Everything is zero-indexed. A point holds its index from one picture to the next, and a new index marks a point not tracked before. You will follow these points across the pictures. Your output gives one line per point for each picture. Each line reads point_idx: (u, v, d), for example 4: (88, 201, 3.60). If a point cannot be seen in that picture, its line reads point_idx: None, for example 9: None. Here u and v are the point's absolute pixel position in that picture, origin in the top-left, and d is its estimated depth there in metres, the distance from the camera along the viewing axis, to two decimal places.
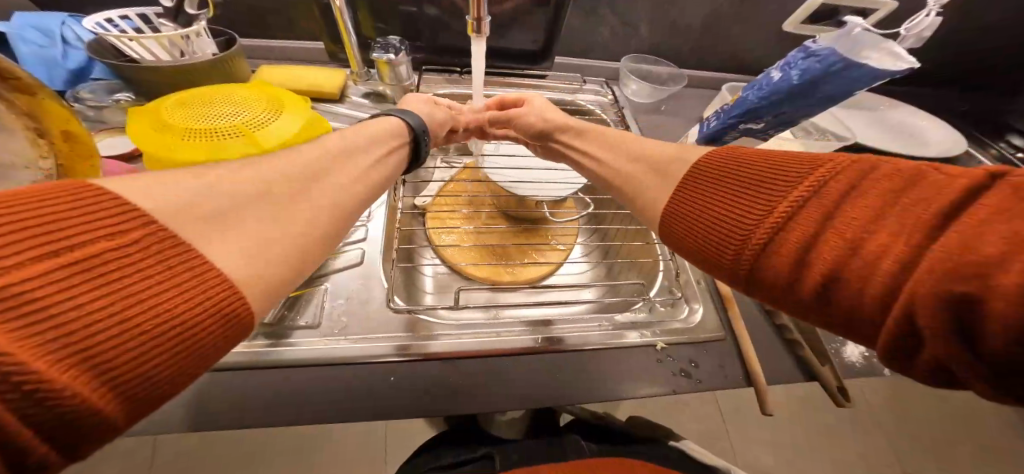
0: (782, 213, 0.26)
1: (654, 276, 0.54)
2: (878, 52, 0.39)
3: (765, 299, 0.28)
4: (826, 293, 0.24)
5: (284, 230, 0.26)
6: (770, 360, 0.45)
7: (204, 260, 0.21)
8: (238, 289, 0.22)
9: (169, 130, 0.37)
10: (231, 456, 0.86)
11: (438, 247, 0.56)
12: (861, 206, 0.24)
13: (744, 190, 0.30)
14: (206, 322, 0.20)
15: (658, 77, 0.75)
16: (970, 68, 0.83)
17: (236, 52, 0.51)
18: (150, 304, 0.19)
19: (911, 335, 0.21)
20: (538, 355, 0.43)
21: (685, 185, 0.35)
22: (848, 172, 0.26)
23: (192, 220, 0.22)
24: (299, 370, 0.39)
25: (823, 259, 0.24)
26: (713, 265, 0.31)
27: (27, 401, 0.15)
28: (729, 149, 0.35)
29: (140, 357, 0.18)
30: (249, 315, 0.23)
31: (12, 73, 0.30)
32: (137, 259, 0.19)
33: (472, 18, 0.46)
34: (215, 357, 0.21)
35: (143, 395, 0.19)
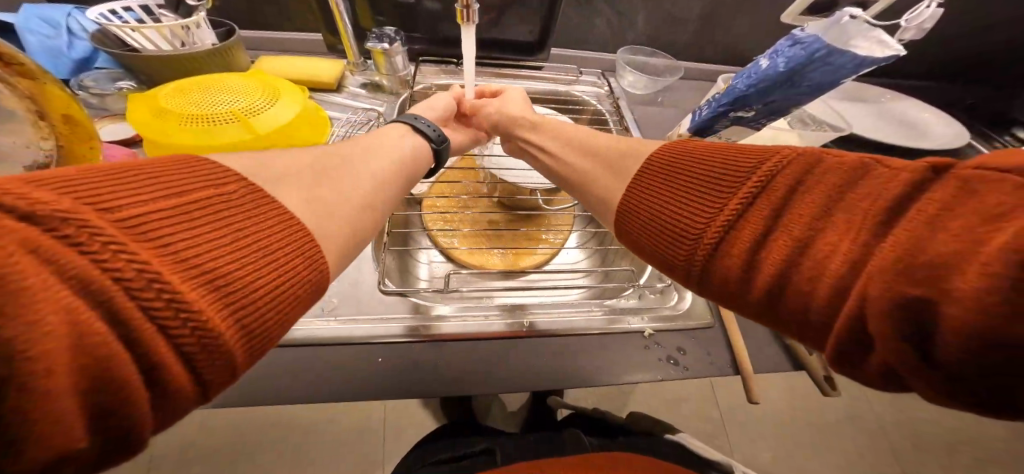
0: (731, 212, 0.27)
1: (643, 264, 0.54)
2: (867, 41, 0.39)
3: (717, 298, 0.29)
4: (774, 293, 0.25)
5: (298, 204, 0.28)
6: (757, 349, 0.45)
7: (282, 216, 0.26)
8: (313, 237, 0.27)
9: (167, 116, 0.38)
10: (236, 449, 0.88)
11: (433, 234, 0.57)
12: (805, 206, 0.25)
13: (694, 186, 0.31)
14: (296, 260, 0.25)
15: (656, 68, 0.75)
16: (973, 61, 0.81)
17: (235, 42, 0.52)
18: (254, 241, 0.23)
19: (863, 342, 0.21)
20: (515, 340, 0.43)
21: (638, 184, 0.35)
22: (791, 167, 0.26)
23: (252, 193, 0.25)
24: (288, 349, 0.40)
25: (771, 261, 0.25)
26: (668, 264, 0.31)
27: (172, 315, 0.17)
28: (682, 142, 0.36)
29: (249, 292, 0.21)
30: (325, 264, 0.27)
31: (15, 59, 0.32)
32: (241, 207, 0.24)
33: (461, 6, 0.47)
34: (296, 306, 0.25)
35: (249, 328, 0.21)
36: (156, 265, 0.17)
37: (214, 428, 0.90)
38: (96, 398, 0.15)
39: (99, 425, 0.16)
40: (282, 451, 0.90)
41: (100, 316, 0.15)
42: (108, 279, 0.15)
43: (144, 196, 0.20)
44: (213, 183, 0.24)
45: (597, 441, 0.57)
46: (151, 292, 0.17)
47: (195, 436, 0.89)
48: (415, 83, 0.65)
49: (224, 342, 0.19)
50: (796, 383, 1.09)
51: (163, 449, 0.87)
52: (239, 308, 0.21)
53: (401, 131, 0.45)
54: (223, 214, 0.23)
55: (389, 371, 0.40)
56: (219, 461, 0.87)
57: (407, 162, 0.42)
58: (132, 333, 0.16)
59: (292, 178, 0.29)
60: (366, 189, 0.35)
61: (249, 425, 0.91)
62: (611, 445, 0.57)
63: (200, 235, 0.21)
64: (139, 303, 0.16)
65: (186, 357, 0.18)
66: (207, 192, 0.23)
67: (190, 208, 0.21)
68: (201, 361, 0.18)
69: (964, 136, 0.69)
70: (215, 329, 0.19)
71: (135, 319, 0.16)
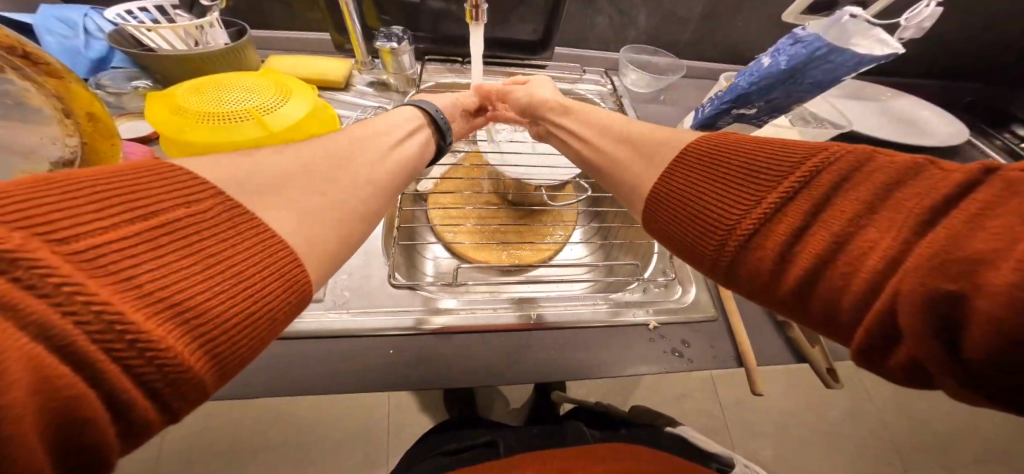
0: (769, 205, 0.25)
1: (648, 258, 0.55)
2: (866, 39, 0.40)
3: (744, 292, 0.27)
4: (804, 289, 0.23)
5: (280, 217, 0.26)
6: (760, 341, 0.46)
7: (263, 233, 0.24)
8: (297, 254, 0.25)
9: (185, 115, 0.39)
10: (242, 443, 0.90)
11: (439, 229, 0.58)
12: (851, 202, 0.22)
13: (732, 176, 0.28)
14: (274, 282, 0.24)
15: (658, 67, 0.75)
16: (970, 59, 0.82)
17: (246, 42, 0.52)
18: (227, 264, 0.22)
19: (889, 338, 0.20)
20: (531, 331, 0.45)
21: (673, 169, 0.33)
22: (841, 162, 0.24)
23: (234, 208, 0.24)
24: (304, 341, 0.41)
25: (806, 256, 0.23)
26: (694, 256, 0.30)
27: (133, 352, 0.16)
28: (722, 134, 0.33)
29: (222, 319, 0.20)
30: (308, 282, 0.26)
31: (41, 58, 0.33)
32: (213, 226, 0.22)
33: (469, 6, 0.48)
34: (277, 325, 0.24)
35: (222, 356, 0.21)
36: (117, 303, 0.16)
37: (222, 423, 0.92)
38: (63, 435, 0.15)
39: (65, 458, 0.16)
40: (288, 448, 0.91)
41: (64, 360, 0.15)
42: (69, 324, 0.15)
43: (103, 221, 0.18)
44: (183, 198, 0.22)
45: (600, 433, 0.59)
46: (113, 334, 0.16)
47: (202, 435, 0.90)
48: (421, 82, 0.66)
49: (194, 374, 0.19)
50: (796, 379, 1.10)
51: (171, 446, 0.89)
52: (210, 337, 0.20)
53: (402, 132, 0.44)
54: (193, 236, 0.21)
55: (398, 364, 0.41)
56: (226, 458, 0.89)
57: (408, 165, 0.42)
58: (97, 374, 0.15)
59: (298, 177, 0.30)
60: (365, 180, 0.35)
61: (255, 423, 0.93)
62: (615, 437, 0.58)
63: (167, 263, 0.19)
64: (105, 346, 0.16)
65: (153, 393, 0.17)
66: (176, 211, 0.21)
67: (155, 232, 0.20)
68: (168, 393, 0.18)
69: (960, 138, 0.70)
70: (184, 365, 0.18)
71: (105, 366, 0.15)
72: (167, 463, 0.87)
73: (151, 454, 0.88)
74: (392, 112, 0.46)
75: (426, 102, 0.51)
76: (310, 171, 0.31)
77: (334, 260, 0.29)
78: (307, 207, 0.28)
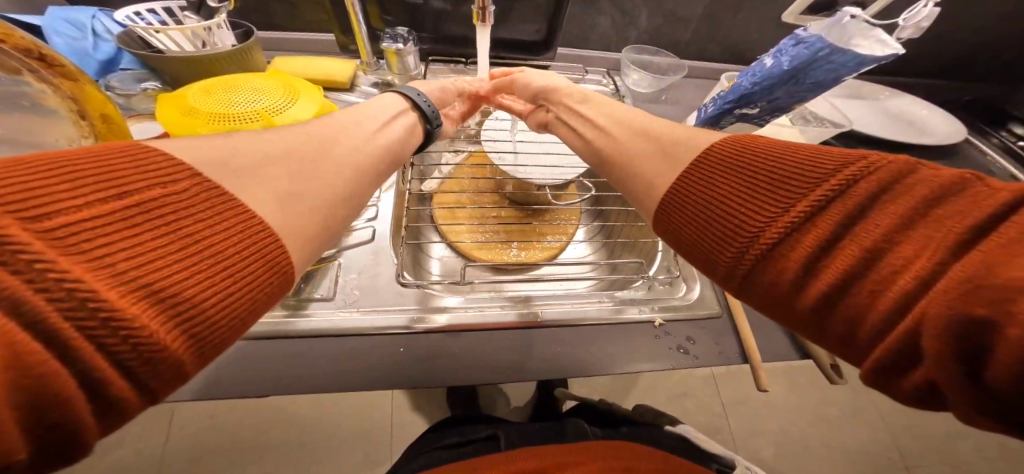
0: (798, 214, 0.24)
1: (653, 255, 0.56)
2: (867, 40, 0.41)
3: (760, 302, 0.27)
4: (826, 303, 0.23)
5: (263, 204, 0.26)
6: (765, 341, 0.46)
7: (243, 213, 0.25)
8: (276, 235, 0.26)
9: (197, 116, 0.39)
10: (245, 440, 0.91)
11: (443, 229, 0.59)
12: (888, 216, 0.22)
13: (757, 180, 0.28)
14: (253, 263, 0.24)
15: (658, 67, 0.76)
16: (969, 59, 0.83)
17: (254, 43, 0.53)
18: (204, 244, 0.22)
19: (909, 356, 0.19)
20: (530, 330, 0.45)
21: (694, 170, 0.32)
22: (880, 174, 0.23)
23: (213, 190, 0.24)
24: (315, 340, 0.42)
25: (835, 270, 0.22)
26: (708, 263, 0.29)
27: (106, 330, 0.17)
28: (748, 137, 0.31)
29: (200, 299, 0.21)
30: (288, 263, 0.26)
31: (56, 61, 0.34)
32: (190, 206, 0.23)
33: (477, 8, 0.48)
34: (259, 307, 0.24)
35: (201, 337, 0.21)
36: (89, 280, 0.16)
37: (224, 420, 0.92)
38: (39, 413, 0.16)
39: (40, 435, 0.16)
40: (291, 447, 0.91)
41: (34, 336, 0.15)
42: (41, 299, 0.15)
43: (77, 200, 0.19)
44: (159, 178, 0.22)
45: (601, 431, 0.59)
46: (86, 311, 0.16)
47: (207, 433, 0.91)
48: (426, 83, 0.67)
49: (171, 353, 0.19)
50: (796, 377, 1.11)
51: (174, 444, 0.89)
52: (188, 317, 0.20)
53: (385, 119, 0.44)
54: (168, 216, 0.21)
55: (403, 360, 0.42)
56: (231, 456, 0.89)
57: (393, 151, 0.41)
58: (70, 352, 0.16)
59: (293, 163, 0.30)
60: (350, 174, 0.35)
61: (259, 422, 0.93)
62: (615, 435, 0.58)
63: (142, 243, 0.20)
64: (78, 324, 0.16)
65: (128, 373, 0.18)
66: (151, 190, 0.21)
67: (131, 212, 0.20)
68: (145, 371, 0.18)
69: (959, 138, 0.71)
70: (161, 343, 0.18)
71: (79, 346, 0.16)
72: (172, 461, 0.87)
73: (156, 452, 0.88)
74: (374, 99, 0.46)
75: (408, 88, 0.51)
76: (303, 166, 0.31)
77: (314, 244, 0.29)
78: (301, 209, 0.28)
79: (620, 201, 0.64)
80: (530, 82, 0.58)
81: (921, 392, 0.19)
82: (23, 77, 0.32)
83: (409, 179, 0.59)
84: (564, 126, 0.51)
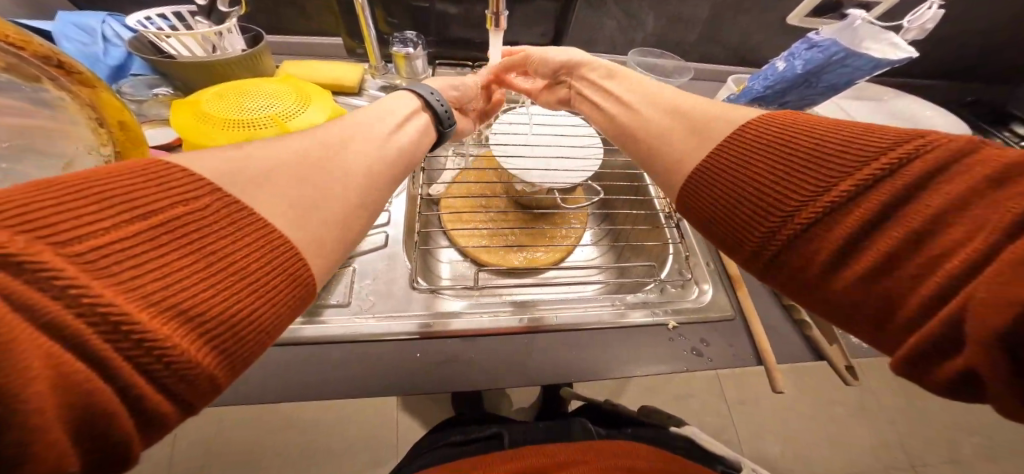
0: (841, 193, 0.23)
1: (664, 258, 0.56)
2: (879, 44, 0.41)
3: (784, 285, 0.26)
4: (864, 285, 0.22)
5: (279, 213, 0.25)
6: (779, 342, 0.46)
7: (264, 227, 0.24)
8: (297, 250, 0.25)
9: (212, 122, 0.39)
10: (249, 443, 0.91)
11: (453, 234, 0.59)
12: (941, 196, 0.21)
13: (795, 161, 0.26)
14: (276, 277, 0.23)
15: (663, 69, 0.73)
16: (970, 61, 0.84)
17: (263, 48, 0.53)
18: (227, 260, 0.21)
19: (952, 341, 0.19)
20: (531, 334, 0.45)
21: (726, 147, 0.30)
22: (939, 150, 0.22)
23: (238, 206, 0.23)
24: (328, 347, 0.41)
25: (879, 251, 0.22)
26: (734, 243, 0.29)
27: (139, 350, 0.16)
28: (788, 115, 0.30)
29: (227, 316, 0.20)
30: (310, 277, 0.25)
31: (75, 68, 0.34)
32: (211, 223, 0.22)
33: (491, 13, 0.49)
34: (284, 320, 0.24)
35: (231, 351, 0.20)
36: (121, 303, 0.16)
37: (226, 422, 0.92)
38: (88, 424, 0.15)
39: (92, 447, 0.16)
40: (298, 449, 0.91)
41: (79, 356, 0.15)
42: (81, 323, 0.15)
43: (105, 221, 0.18)
44: (181, 196, 0.22)
45: (605, 431, 0.59)
46: (120, 333, 0.16)
47: (215, 434, 0.91)
48: None
49: (204, 370, 0.19)
50: (799, 378, 1.11)
51: (176, 447, 0.89)
52: (217, 333, 0.20)
53: (398, 117, 0.41)
54: (191, 234, 0.21)
55: (416, 365, 0.42)
56: (235, 459, 0.89)
57: (409, 153, 0.39)
58: (110, 371, 0.15)
59: (307, 158, 0.30)
60: (367, 171, 0.33)
61: (266, 424, 0.93)
62: (619, 435, 0.58)
63: (168, 263, 0.19)
64: (116, 345, 0.16)
65: (165, 388, 0.18)
66: (174, 209, 0.21)
67: (156, 231, 0.20)
68: (180, 386, 0.18)
69: None
70: (192, 361, 0.18)
71: (110, 357, 0.15)
72: (180, 463, 0.87)
73: (164, 454, 0.88)
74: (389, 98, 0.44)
75: (419, 85, 0.48)
76: (318, 163, 0.30)
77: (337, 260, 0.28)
78: (314, 203, 0.27)
79: (628, 204, 0.64)
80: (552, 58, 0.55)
81: (961, 379, 0.19)
82: (42, 85, 0.32)
83: (419, 184, 0.59)
84: (590, 104, 0.49)
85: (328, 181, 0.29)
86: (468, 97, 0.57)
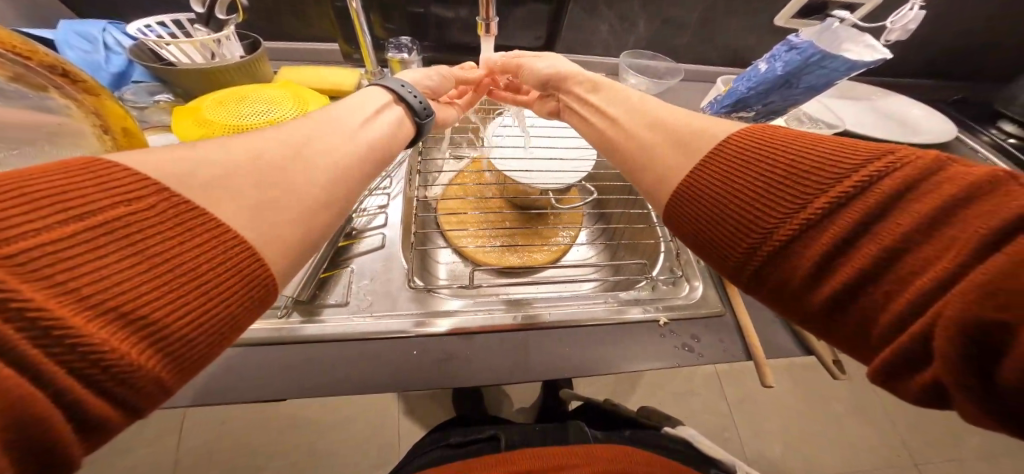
0: (816, 211, 0.24)
1: (655, 257, 0.57)
2: (857, 45, 0.42)
3: (767, 299, 0.27)
4: (840, 301, 0.23)
5: (279, 233, 0.26)
6: (768, 339, 0.47)
7: (218, 230, 0.23)
8: (255, 251, 0.24)
9: (212, 127, 0.40)
10: (251, 446, 0.91)
11: (450, 235, 0.60)
12: (910, 216, 0.21)
13: (772, 178, 0.27)
14: (230, 276, 0.23)
15: (655, 71, 0.74)
16: (958, 61, 0.85)
17: (261, 55, 0.55)
18: (177, 263, 0.21)
19: (922, 355, 0.20)
20: (524, 331, 0.46)
21: (709, 161, 0.31)
22: (906, 169, 0.22)
23: (193, 214, 0.22)
24: (327, 346, 0.42)
25: (853, 269, 0.22)
26: (721, 258, 0.29)
27: (72, 354, 0.16)
28: (766, 128, 0.31)
29: (172, 319, 0.20)
30: (269, 274, 0.25)
31: (79, 77, 0.37)
32: (157, 225, 0.21)
33: (482, 19, 0.50)
34: (244, 322, 0.24)
35: (180, 355, 0.20)
36: (53, 309, 0.16)
37: (229, 427, 0.93)
38: (20, 431, 0.15)
39: (23, 454, 0.16)
40: (301, 450, 0.92)
41: (9, 361, 0.15)
42: (10, 329, 0.15)
43: (34, 223, 0.18)
44: (122, 195, 0.21)
45: (604, 433, 0.60)
46: (51, 339, 0.16)
47: (218, 435, 0.92)
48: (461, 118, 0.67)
49: (147, 373, 0.19)
50: (795, 377, 1.12)
51: (179, 451, 0.89)
52: (162, 336, 0.20)
53: (370, 110, 0.41)
54: (136, 236, 0.20)
55: (411, 363, 0.42)
56: (237, 463, 0.89)
57: (377, 147, 0.38)
58: (41, 375, 0.16)
59: (295, 163, 0.30)
60: (355, 183, 0.34)
61: (268, 426, 0.94)
62: (617, 437, 0.59)
63: (109, 266, 0.19)
64: (46, 349, 0.16)
65: (104, 391, 0.18)
66: (115, 209, 0.20)
67: (95, 232, 0.19)
68: (121, 389, 0.18)
69: (946, 138, 0.72)
70: (134, 364, 0.18)
71: (42, 361, 0.16)
72: (184, 464, 0.88)
73: (168, 456, 0.88)
74: (356, 94, 0.42)
75: (391, 79, 0.47)
76: (305, 164, 0.30)
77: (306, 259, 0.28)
78: (305, 217, 0.28)
79: (621, 204, 0.66)
80: (541, 70, 0.55)
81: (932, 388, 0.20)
82: (48, 93, 0.34)
83: (416, 186, 0.60)
84: (575, 115, 0.51)
85: (325, 188, 0.31)
86: (445, 87, 0.57)
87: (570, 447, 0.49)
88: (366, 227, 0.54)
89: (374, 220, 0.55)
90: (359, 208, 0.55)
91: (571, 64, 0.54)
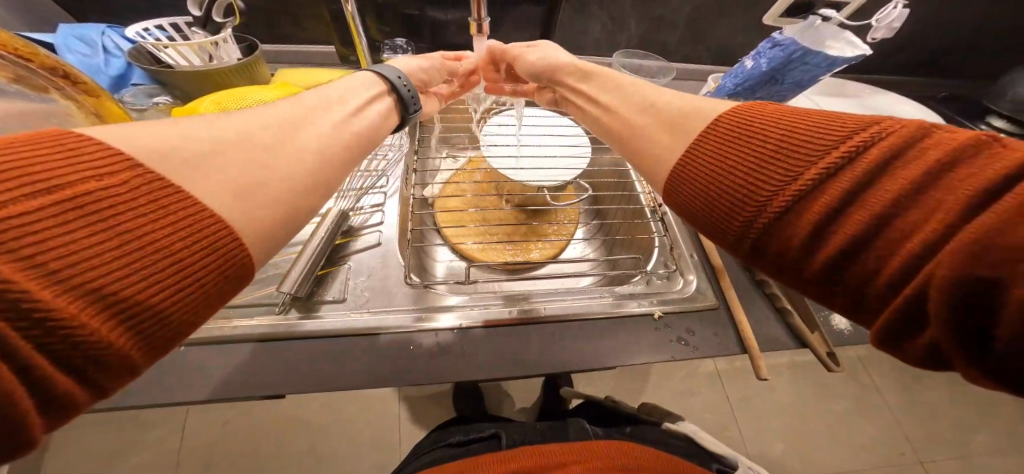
0: (808, 181, 0.24)
1: (650, 252, 0.58)
2: (838, 42, 0.44)
3: (766, 270, 0.28)
4: (833, 268, 0.24)
5: (261, 219, 0.26)
6: (762, 330, 0.48)
7: (196, 210, 0.23)
8: (233, 232, 0.24)
9: None
10: (253, 447, 0.91)
11: (448, 233, 0.61)
12: (897, 182, 0.22)
13: (764, 154, 0.27)
14: (208, 256, 0.23)
15: (648, 70, 0.75)
16: (945, 58, 0.87)
17: (257, 57, 0.56)
18: (150, 242, 0.21)
19: (919, 315, 0.20)
20: (523, 325, 0.46)
21: (705, 138, 0.31)
22: (891, 139, 0.23)
23: (171, 194, 0.22)
24: (325, 340, 0.43)
25: (845, 236, 0.23)
26: (719, 232, 0.29)
27: (38, 330, 0.17)
28: (757, 105, 0.32)
29: (144, 297, 0.20)
30: (246, 255, 0.25)
31: (81, 79, 0.39)
32: (131, 202, 0.21)
33: (474, 19, 0.50)
34: (218, 300, 0.25)
35: (148, 334, 0.21)
36: (21, 283, 0.16)
37: (232, 429, 0.93)
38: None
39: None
40: (302, 451, 0.92)
41: None
42: None
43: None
44: (95, 171, 0.20)
45: (603, 431, 0.60)
46: (20, 312, 0.16)
47: (220, 437, 0.92)
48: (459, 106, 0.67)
49: (116, 351, 0.19)
50: (792, 374, 1.13)
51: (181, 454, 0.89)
52: (132, 313, 0.20)
53: (362, 99, 0.42)
54: (107, 212, 0.20)
55: (406, 356, 0.43)
56: (240, 465, 0.89)
57: (363, 137, 0.39)
58: (11, 353, 0.16)
59: (286, 147, 0.30)
60: (338, 174, 0.34)
61: (270, 428, 0.94)
62: (617, 433, 0.59)
63: (79, 241, 0.19)
64: (13, 324, 0.16)
65: (71, 368, 0.18)
66: (87, 185, 0.20)
67: (66, 206, 0.19)
68: (91, 368, 0.19)
69: None
70: (103, 342, 0.19)
71: (11, 337, 0.16)
72: (186, 465, 0.88)
73: (171, 458, 0.89)
74: (350, 78, 0.43)
75: (387, 68, 0.48)
76: (282, 146, 0.30)
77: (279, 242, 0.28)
78: (296, 201, 0.29)
79: (616, 200, 0.67)
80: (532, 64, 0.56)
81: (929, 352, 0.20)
82: (50, 95, 0.35)
83: (412, 184, 0.61)
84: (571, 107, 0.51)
85: (313, 172, 0.31)
86: (435, 79, 0.56)
87: (570, 444, 0.49)
88: (364, 225, 0.55)
89: (371, 218, 0.56)
90: (355, 207, 0.56)
91: (565, 55, 0.54)
